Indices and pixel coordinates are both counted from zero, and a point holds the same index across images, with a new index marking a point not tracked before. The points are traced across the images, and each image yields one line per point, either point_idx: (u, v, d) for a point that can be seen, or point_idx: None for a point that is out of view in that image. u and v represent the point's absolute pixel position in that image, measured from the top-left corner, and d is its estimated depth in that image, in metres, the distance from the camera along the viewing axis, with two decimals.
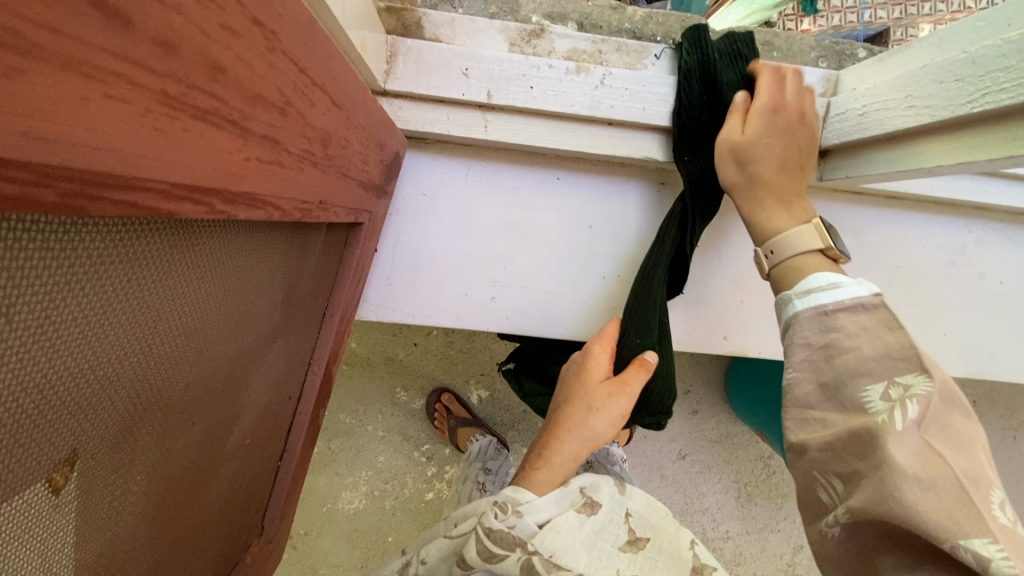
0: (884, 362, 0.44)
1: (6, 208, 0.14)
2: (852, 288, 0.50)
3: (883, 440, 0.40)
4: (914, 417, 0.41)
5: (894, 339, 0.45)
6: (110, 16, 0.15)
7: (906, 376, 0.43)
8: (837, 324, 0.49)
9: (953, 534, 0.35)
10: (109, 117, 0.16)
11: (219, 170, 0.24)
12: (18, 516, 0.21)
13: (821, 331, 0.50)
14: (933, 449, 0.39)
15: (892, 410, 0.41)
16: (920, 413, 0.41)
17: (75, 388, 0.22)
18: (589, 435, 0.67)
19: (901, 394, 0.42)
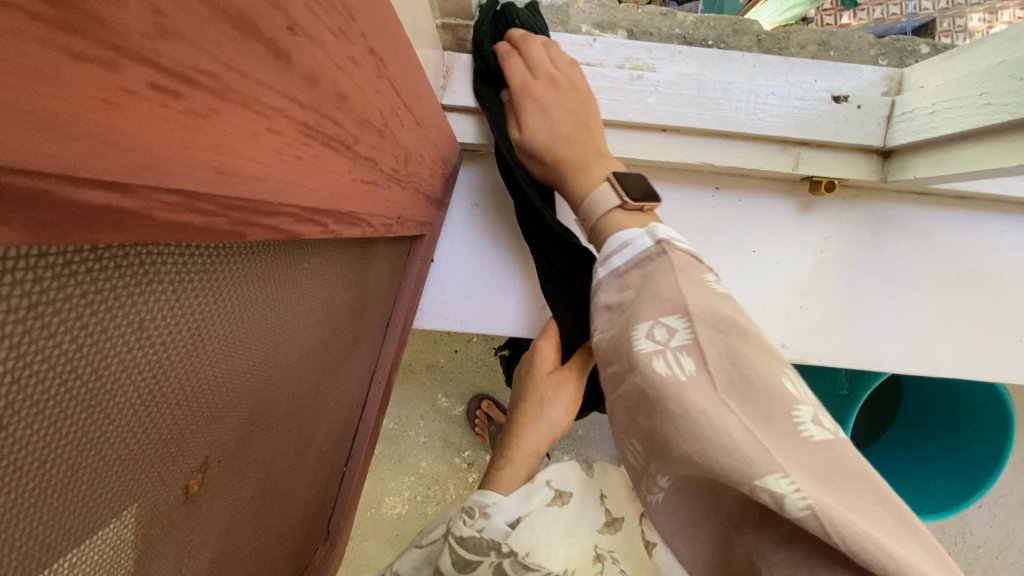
0: (651, 306, 0.41)
1: (192, 238, 0.15)
2: (640, 242, 0.47)
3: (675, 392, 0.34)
4: (690, 366, 0.36)
5: (658, 281, 0.42)
6: (278, 57, 0.16)
7: (672, 317, 0.39)
8: (631, 281, 0.46)
9: (750, 467, 0.30)
10: (268, 150, 0.18)
11: (335, 193, 0.25)
12: (161, 520, 0.22)
13: (617, 291, 0.46)
14: (691, 400, 0.34)
15: (664, 355, 0.37)
16: (694, 358, 0.36)
17: (211, 401, 0.23)
18: (547, 426, 0.63)
19: (670, 342, 0.38)
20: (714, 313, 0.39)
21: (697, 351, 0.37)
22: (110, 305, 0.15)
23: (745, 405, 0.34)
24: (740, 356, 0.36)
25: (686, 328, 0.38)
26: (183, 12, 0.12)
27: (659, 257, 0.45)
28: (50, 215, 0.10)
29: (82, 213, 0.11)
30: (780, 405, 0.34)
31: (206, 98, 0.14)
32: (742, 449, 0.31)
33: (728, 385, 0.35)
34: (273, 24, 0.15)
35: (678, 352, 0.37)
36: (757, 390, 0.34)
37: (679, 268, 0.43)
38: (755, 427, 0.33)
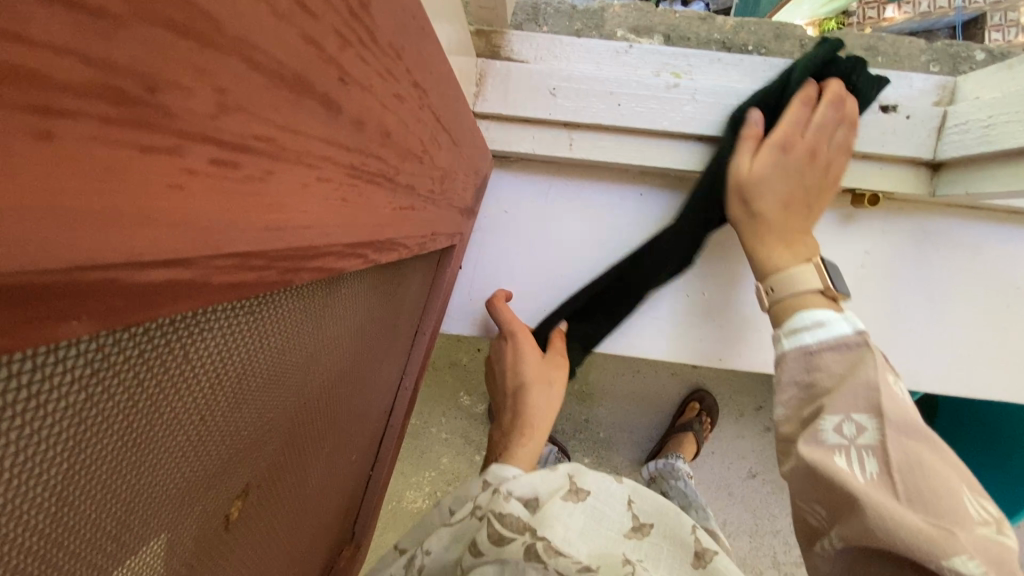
0: (846, 396, 0.43)
1: (243, 293, 0.15)
2: (839, 326, 0.48)
3: (848, 485, 0.38)
4: (873, 467, 0.39)
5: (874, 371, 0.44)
6: (328, 107, 0.16)
7: (860, 414, 0.41)
8: (823, 365, 0.47)
9: (939, 552, 0.34)
10: (317, 197, 0.18)
11: (375, 224, 0.25)
12: (204, 551, 0.22)
13: (805, 371, 0.48)
14: (870, 497, 0.37)
15: (847, 450, 0.40)
16: (878, 458, 0.39)
17: (254, 432, 0.23)
18: (551, 405, 0.75)
19: (854, 435, 0.41)
20: (905, 417, 0.41)
21: (882, 452, 0.39)
22: (166, 358, 0.16)
23: (915, 497, 0.37)
24: (931, 478, 0.38)
25: (875, 428, 0.41)
26: (243, 85, 0.12)
27: (862, 345, 0.46)
28: (118, 301, 0.10)
29: (145, 293, 0.11)
30: (955, 512, 0.36)
31: (261, 162, 0.13)
32: (924, 532, 0.35)
33: (912, 489, 0.37)
34: (325, 78, 0.15)
35: (864, 450, 0.40)
36: (940, 497, 0.37)
37: (876, 362, 0.45)
38: (933, 520, 0.36)
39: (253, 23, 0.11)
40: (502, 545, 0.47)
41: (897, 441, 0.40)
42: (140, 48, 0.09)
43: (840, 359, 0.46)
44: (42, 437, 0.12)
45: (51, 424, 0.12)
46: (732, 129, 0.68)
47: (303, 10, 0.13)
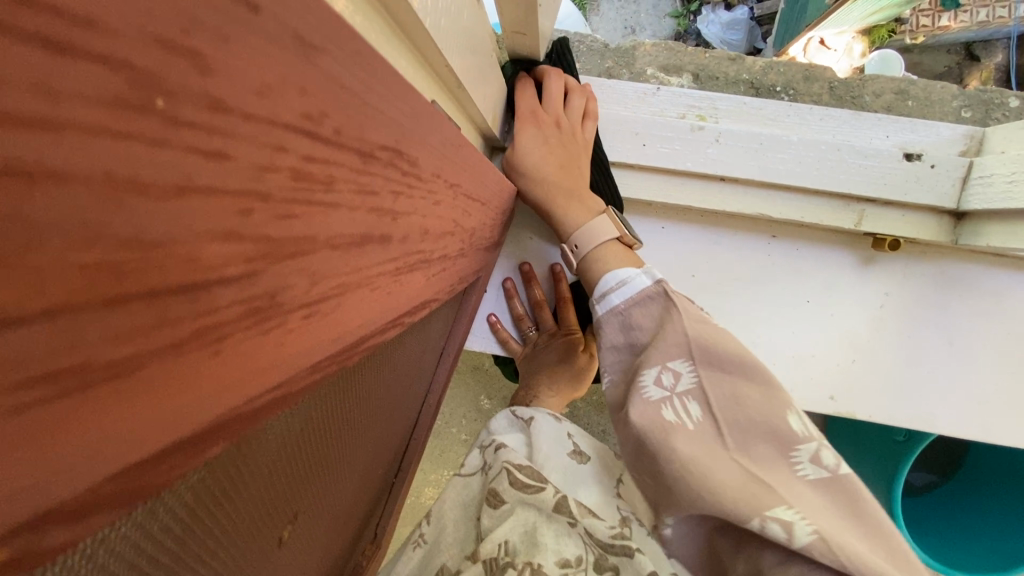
0: (658, 349, 0.42)
1: (311, 388, 0.19)
2: (639, 279, 0.47)
3: (671, 440, 0.38)
4: (697, 412, 0.39)
5: (669, 327, 0.42)
6: (382, 241, 0.20)
7: (677, 361, 0.40)
8: (633, 322, 0.46)
9: (756, 510, 0.34)
10: (368, 303, 0.22)
11: (411, 298, 0.30)
12: (265, 564, 0.28)
13: (621, 331, 0.46)
14: (703, 458, 0.36)
15: (671, 402, 0.39)
16: (700, 402, 0.39)
17: (308, 471, 0.28)
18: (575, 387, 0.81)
19: (671, 400, 0.39)
20: (716, 351, 0.40)
21: (701, 394, 0.39)
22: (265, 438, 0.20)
23: (745, 442, 0.37)
24: (748, 409, 0.38)
25: (691, 374, 0.40)
26: (327, 262, 0.16)
27: (659, 296, 0.45)
28: (237, 425, 0.15)
29: (253, 413, 0.15)
30: (783, 440, 0.37)
31: (332, 302, 0.18)
32: (748, 488, 0.35)
33: (737, 430, 0.38)
34: (382, 225, 0.20)
35: (684, 398, 0.39)
36: (761, 427, 0.38)
37: (680, 306, 0.43)
38: (773, 478, 0.36)
39: (339, 223, 0.16)
40: (530, 492, 0.48)
41: (711, 379, 0.39)
42: (272, 278, 0.13)
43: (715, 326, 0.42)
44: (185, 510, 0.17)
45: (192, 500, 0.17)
46: (753, 171, 0.70)
47: (372, 195, 0.17)
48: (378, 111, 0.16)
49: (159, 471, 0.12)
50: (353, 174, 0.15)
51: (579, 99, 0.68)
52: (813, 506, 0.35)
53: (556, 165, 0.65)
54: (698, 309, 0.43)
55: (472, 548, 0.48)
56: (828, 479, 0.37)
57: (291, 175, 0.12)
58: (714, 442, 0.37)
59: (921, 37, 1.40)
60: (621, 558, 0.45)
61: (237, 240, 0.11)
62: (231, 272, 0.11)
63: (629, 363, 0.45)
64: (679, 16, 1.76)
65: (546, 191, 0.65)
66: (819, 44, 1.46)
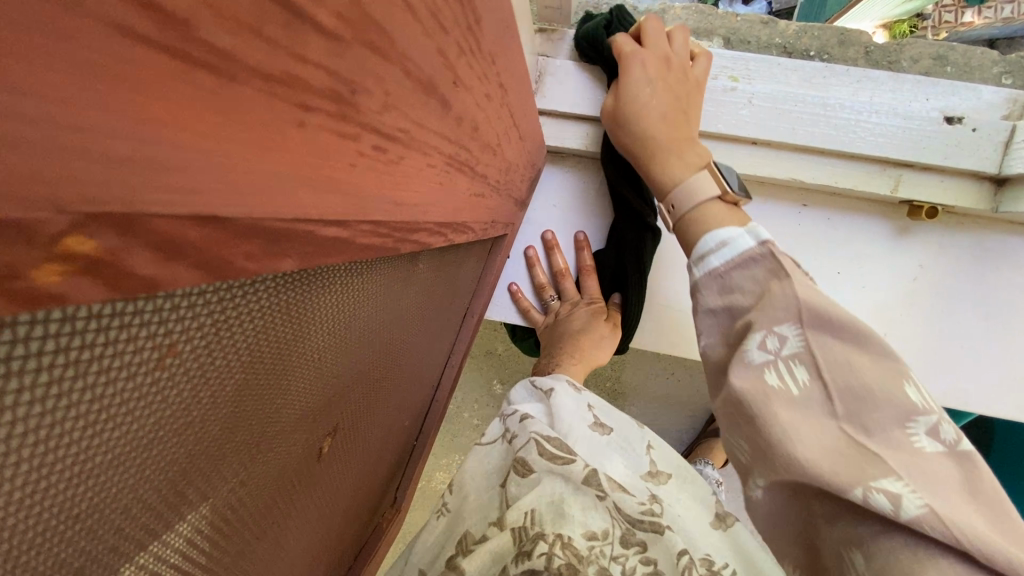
0: (764, 310, 0.38)
1: (369, 254, 0.18)
2: (741, 241, 0.43)
3: (766, 404, 0.34)
4: (804, 376, 0.34)
5: (777, 290, 0.38)
6: (443, 106, 0.19)
7: (786, 324, 0.36)
8: (734, 285, 0.42)
9: (860, 479, 0.30)
10: (424, 180, 0.21)
11: (455, 207, 0.29)
12: (303, 474, 0.27)
13: (719, 294, 0.43)
14: (795, 422, 0.33)
15: (775, 365, 0.36)
16: (808, 366, 0.35)
17: (347, 378, 0.27)
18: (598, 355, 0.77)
19: (776, 366, 0.35)
20: (831, 314, 0.36)
21: (810, 357, 0.35)
22: (315, 307, 0.19)
23: (862, 413, 0.32)
24: (860, 374, 0.33)
25: (799, 337, 0.36)
26: (399, 88, 0.15)
27: (765, 256, 0.41)
28: (307, 247, 0.14)
29: (321, 243, 0.14)
30: (902, 411, 0.32)
31: (399, 148, 0.17)
32: (849, 458, 0.31)
33: (848, 395, 0.33)
34: (445, 82, 0.19)
35: (792, 362, 0.35)
36: (881, 396, 0.33)
37: (790, 271, 0.39)
38: (892, 452, 0.31)
39: (412, 43, 0.15)
40: (559, 464, 0.46)
41: (822, 345, 0.35)
42: (354, 63, 0.12)
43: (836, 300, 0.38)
44: (240, 355, 0.16)
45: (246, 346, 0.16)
46: (787, 133, 0.68)
47: (442, 30, 0.16)
48: None
49: (237, 250, 0.11)
50: None
51: (705, 62, 0.64)
52: (932, 485, 0.30)
53: (663, 110, 0.59)
54: (807, 276, 0.39)
55: (497, 515, 0.45)
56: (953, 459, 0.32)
57: None
58: (816, 407, 0.33)
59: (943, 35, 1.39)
60: (650, 534, 0.45)
61: None
62: (322, 18, 0.10)
63: (729, 327, 0.41)
64: None
65: (650, 141, 0.59)
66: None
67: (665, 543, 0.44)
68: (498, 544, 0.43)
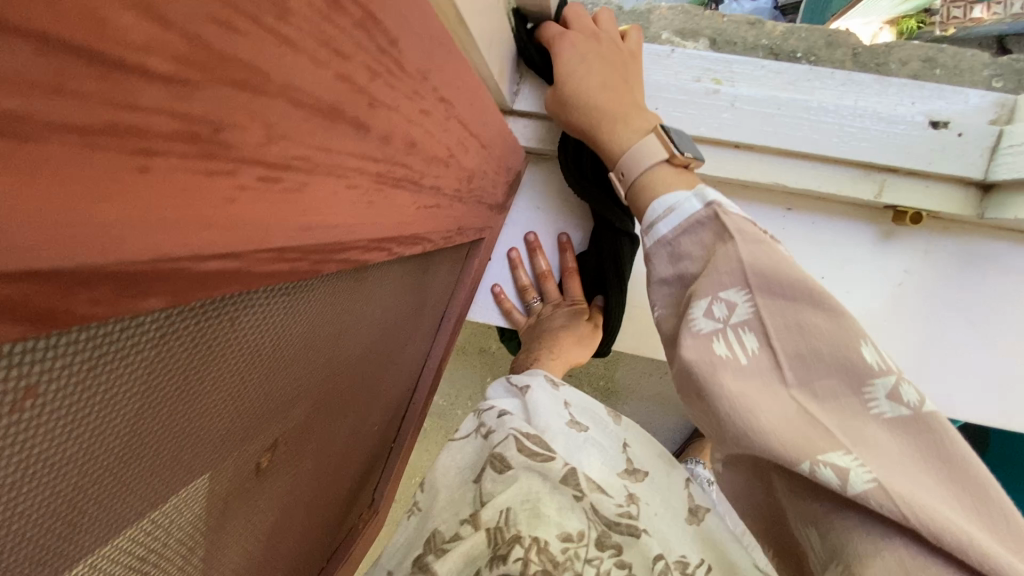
0: (710, 275, 0.38)
1: (279, 280, 0.18)
2: (689, 205, 0.43)
3: (716, 374, 0.34)
4: (751, 344, 0.35)
5: (721, 252, 0.38)
6: (359, 128, 0.19)
7: (731, 290, 0.36)
8: (682, 251, 0.42)
9: (808, 451, 0.30)
10: (346, 202, 0.21)
11: (399, 222, 0.28)
12: (240, 489, 0.27)
13: (670, 262, 0.43)
14: (747, 393, 0.33)
15: (722, 334, 0.36)
16: (757, 333, 0.35)
17: (286, 394, 0.27)
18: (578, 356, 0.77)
19: (727, 337, 0.35)
20: (779, 275, 0.36)
21: (757, 325, 0.35)
22: (229, 332, 0.19)
23: (808, 379, 0.33)
24: (810, 340, 0.33)
25: (747, 303, 0.36)
26: (287, 120, 0.15)
27: (709, 220, 0.41)
28: (184, 284, 0.14)
29: (204, 277, 0.14)
30: (854, 376, 0.32)
31: (299, 177, 0.17)
32: (800, 429, 0.31)
33: (797, 366, 0.33)
34: (356, 106, 0.18)
35: (739, 330, 0.35)
36: (831, 361, 0.33)
37: (736, 230, 0.39)
38: (838, 421, 0.31)
39: (300, 74, 0.14)
40: (539, 462, 0.45)
41: (770, 309, 0.35)
42: (213, 103, 0.12)
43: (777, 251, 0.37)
44: (133, 386, 0.16)
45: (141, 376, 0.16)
46: (770, 137, 0.68)
47: (341, 57, 0.16)
48: None
49: (80, 300, 0.11)
50: (314, 15, 0.14)
51: (637, 35, 0.64)
52: (877, 449, 0.30)
53: (602, 85, 0.59)
54: (757, 231, 0.38)
55: (470, 511, 0.44)
56: (914, 421, 0.31)
57: None
58: (763, 375, 0.34)
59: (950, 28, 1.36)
60: (627, 537, 0.44)
61: (159, 24, 0.10)
62: (155, 65, 0.10)
63: (682, 297, 0.42)
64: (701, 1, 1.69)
65: (597, 112, 0.58)
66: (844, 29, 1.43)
67: (643, 547, 0.44)
68: (471, 544, 0.42)
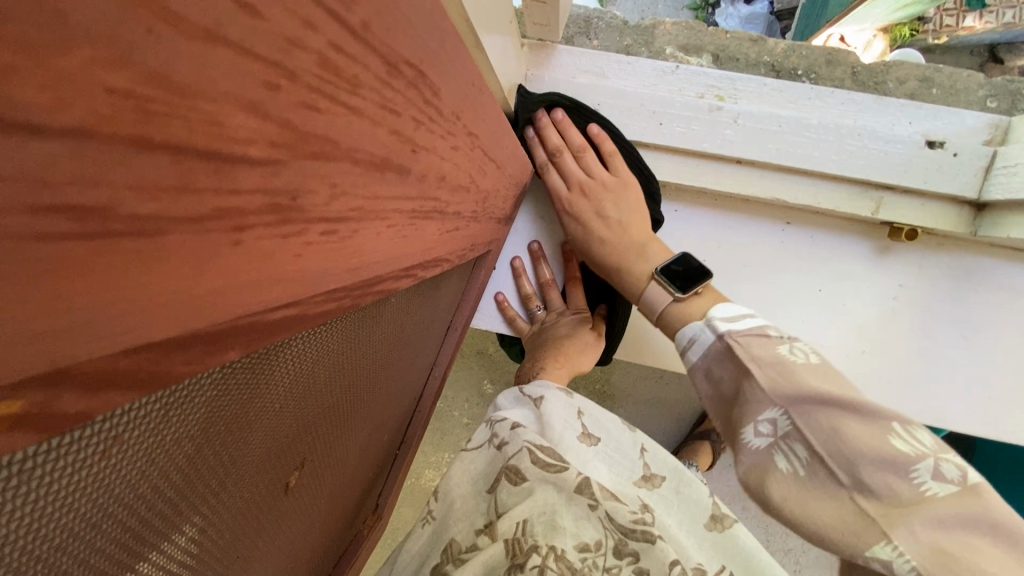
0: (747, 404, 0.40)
1: (326, 318, 0.19)
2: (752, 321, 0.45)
3: (764, 484, 0.37)
4: (802, 453, 0.36)
5: (750, 381, 0.41)
6: (402, 172, 0.20)
7: (769, 411, 0.39)
8: (715, 375, 0.45)
9: (857, 549, 0.33)
10: (385, 240, 0.22)
11: (425, 249, 0.29)
12: (269, 507, 0.27)
13: (707, 380, 0.46)
14: (797, 503, 0.36)
15: (777, 448, 0.37)
16: (802, 443, 0.36)
17: (314, 416, 0.28)
18: (581, 362, 0.77)
19: (775, 456, 0.37)
20: (804, 387, 0.38)
21: (799, 433, 0.37)
22: (275, 367, 0.20)
23: (856, 476, 0.34)
24: (847, 434, 0.35)
25: (785, 418, 0.38)
26: (347, 177, 0.16)
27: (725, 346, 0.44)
28: (254, 334, 0.14)
29: (269, 326, 0.15)
30: (896, 464, 0.33)
31: (352, 225, 0.17)
32: (854, 531, 0.33)
33: (845, 466, 0.34)
34: (401, 153, 0.19)
35: (788, 442, 0.37)
36: (871, 454, 0.34)
37: (756, 351, 0.42)
38: (888, 511, 0.33)
39: (362, 136, 0.15)
40: (553, 472, 0.46)
41: (807, 415, 0.37)
42: (294, 175, 0.13)
43: (814, 368, 0.39)
44: (194, 424, 0.17)
45: (201, 414, 0.17)
46: (772, 154, 0.69)
47: (394, 113, 0.17)
48: (405, 19, 0.15)
49: (176, 361, 0.11)
50: (377, 82, 0.15)
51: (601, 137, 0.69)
52: (924, 537, 0.32)
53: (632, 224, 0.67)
54: (776, 353, 0.41)
55: (485, 522, 0.45)
56: (965, 496, 0.32)
57: (317, 60, 0.12)
58: (821, 485, 0.35)
59: (945, 38, 1.37)
60: (642, 544, 0.44)
61: (261, 118, 0.11)
62: (255, 153, 0.11)
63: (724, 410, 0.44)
64: (698, 8, 1.71)
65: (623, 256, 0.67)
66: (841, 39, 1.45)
67: (658, 553, 0.43)
68: (490, 555, 0.42)
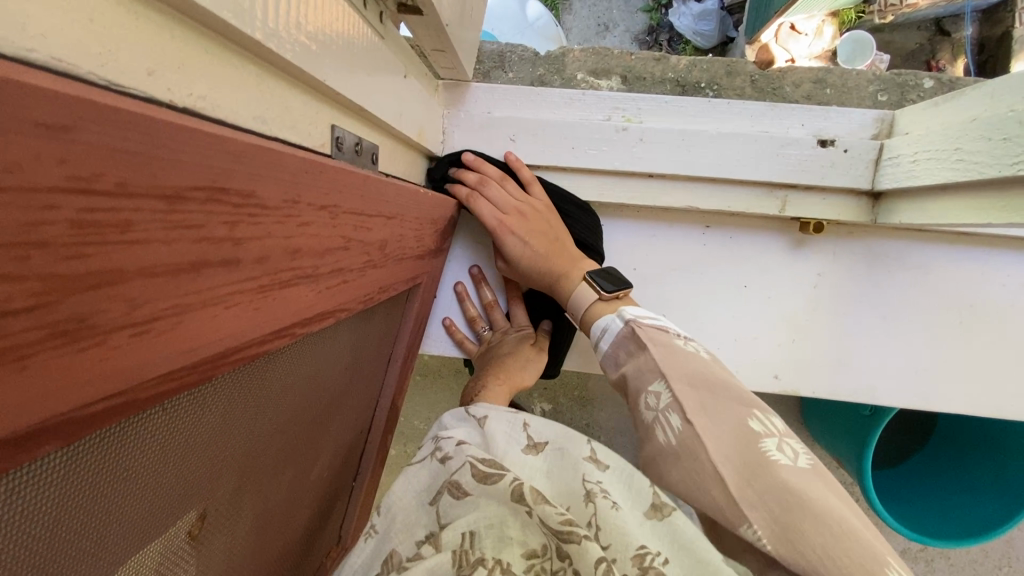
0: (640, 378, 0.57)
1: (170, 395, 0.23)
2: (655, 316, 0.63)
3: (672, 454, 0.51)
4: (675, 420, 0.52)
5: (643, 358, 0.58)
6: (227, 264, 0.24)
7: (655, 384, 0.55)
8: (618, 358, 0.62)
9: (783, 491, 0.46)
10: (230, 319, 0.25)
11: (299, 310, 0.33)
12: (174, 560, 0.30)
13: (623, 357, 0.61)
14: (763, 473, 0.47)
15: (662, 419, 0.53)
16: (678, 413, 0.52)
17: (206, 471, 0.31)
18: (525, 379, 0.80)
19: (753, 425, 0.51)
20: (691, 372, 0.55)
21: (678, 406, 0.52)
22: (130, 441, 0.23)
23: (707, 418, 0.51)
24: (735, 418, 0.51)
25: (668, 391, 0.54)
26: (148, 288, 0.19)
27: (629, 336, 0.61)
28: (72, 428, 0.18)
29: (90, 418, 0.19)
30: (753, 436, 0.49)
31: (171, 319, 0.21)
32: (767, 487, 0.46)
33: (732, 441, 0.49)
34: (220, 251, 0.23)
35: (666, 413, 0.53)
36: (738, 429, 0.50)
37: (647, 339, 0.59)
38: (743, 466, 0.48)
39: (154, 256, 0.19)
40: (488, 483, 0.48)
41: (682, 395, 0.53)
42: (74, 306, 0.16)
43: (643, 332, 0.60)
44: (42, 504, 0.20)
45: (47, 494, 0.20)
46: (677, 166, 0.74)
47: (192, 228, 0.20)
48: (177, 160, 0.19)
49: None
50: (157, 214, 0.18)
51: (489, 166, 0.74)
52: (799, 517, 0.44)
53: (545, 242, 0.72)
54: (658, 336, 0.59)
55: (427, 533, 0.47)
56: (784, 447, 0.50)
57: (70, 225, 0.15)
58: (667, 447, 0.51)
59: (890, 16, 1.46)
60: (571, 544, 0.44)
61: (18, 281, 0.14)
62: (18, 304, 0.14)
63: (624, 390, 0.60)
64: (651, 10, 1.74)
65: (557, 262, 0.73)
66: (791, 26, 1.46)
67: (588, 553, 0.43)
68: (435, 563, 0.44)
